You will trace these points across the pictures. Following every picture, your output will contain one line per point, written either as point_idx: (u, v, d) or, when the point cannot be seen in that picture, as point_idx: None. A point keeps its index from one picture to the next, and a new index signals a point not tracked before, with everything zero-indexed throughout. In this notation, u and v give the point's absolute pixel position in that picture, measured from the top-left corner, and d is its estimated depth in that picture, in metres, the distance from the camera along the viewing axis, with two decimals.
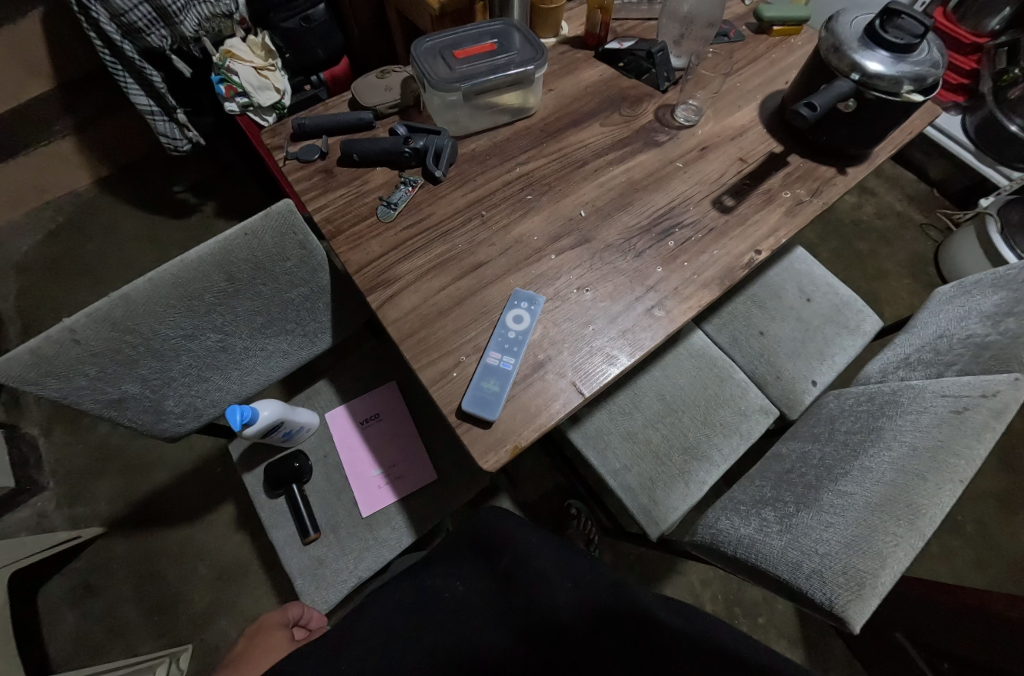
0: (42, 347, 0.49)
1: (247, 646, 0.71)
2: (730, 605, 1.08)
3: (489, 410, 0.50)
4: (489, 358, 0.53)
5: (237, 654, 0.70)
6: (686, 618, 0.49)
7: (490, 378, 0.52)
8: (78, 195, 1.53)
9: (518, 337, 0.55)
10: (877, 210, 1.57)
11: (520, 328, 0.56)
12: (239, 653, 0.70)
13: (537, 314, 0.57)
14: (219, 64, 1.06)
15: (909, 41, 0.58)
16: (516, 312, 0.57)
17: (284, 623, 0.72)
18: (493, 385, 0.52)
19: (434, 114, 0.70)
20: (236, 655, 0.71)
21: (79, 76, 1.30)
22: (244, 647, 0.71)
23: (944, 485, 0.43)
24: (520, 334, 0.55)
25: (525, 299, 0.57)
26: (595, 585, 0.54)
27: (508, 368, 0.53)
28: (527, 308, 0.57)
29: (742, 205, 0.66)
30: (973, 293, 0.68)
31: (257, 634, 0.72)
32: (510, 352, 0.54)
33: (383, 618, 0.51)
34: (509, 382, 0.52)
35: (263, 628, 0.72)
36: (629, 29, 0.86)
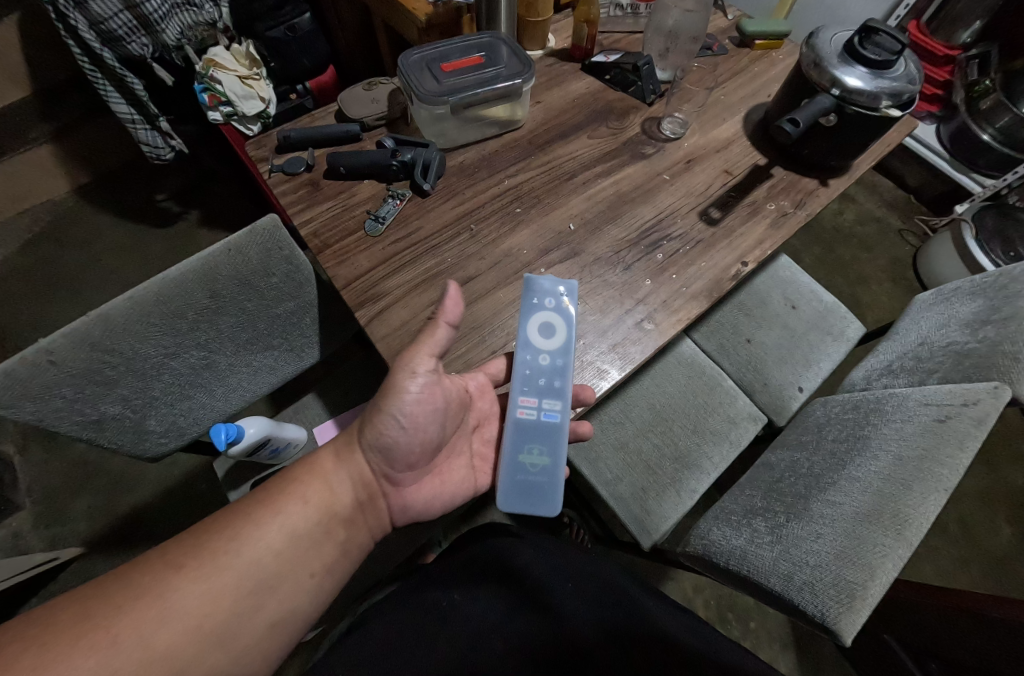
0: (16, 369, 0.47)
1: (438, 467, 0.56)
2: (722, 610, 1.09)
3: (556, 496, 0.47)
4: (517, 415, 0.50)
5: (435, 490, 0.55)
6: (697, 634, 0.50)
7: (531, 437, 0.49)
8: (56, 204, 1.50)
9: (558, 357, 0.51)
10: (857, 216, 1.61)
11: (549, 335, 0.52)
12: (420, 483, 0.54)
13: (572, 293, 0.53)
14: (202, 73, 1.03)
15: (886, 58, 0.59)
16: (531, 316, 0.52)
17: (481, 392, 0.57)
18: (539, 444, 0.49)
19: (421, 126, 0.70)
20: (430, 507, 0.55)
21: (57, 82, 1.28)
22: (450, 504, 0.56)
23: (930, 494, 0.44)
24: (555, 346, 0.51)
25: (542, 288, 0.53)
26: (610, 603, 0.53)
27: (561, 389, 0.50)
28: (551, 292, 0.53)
29: (728, 218, 0.67)
30: (951, 300, 0.70)
31: (450, 463, 0.56)
32: (558, 374, 0.51)
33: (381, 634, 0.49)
34: (566, 396, 0.50)
35: (454, 462, 0.57)
36: (614, 42, 0.87)
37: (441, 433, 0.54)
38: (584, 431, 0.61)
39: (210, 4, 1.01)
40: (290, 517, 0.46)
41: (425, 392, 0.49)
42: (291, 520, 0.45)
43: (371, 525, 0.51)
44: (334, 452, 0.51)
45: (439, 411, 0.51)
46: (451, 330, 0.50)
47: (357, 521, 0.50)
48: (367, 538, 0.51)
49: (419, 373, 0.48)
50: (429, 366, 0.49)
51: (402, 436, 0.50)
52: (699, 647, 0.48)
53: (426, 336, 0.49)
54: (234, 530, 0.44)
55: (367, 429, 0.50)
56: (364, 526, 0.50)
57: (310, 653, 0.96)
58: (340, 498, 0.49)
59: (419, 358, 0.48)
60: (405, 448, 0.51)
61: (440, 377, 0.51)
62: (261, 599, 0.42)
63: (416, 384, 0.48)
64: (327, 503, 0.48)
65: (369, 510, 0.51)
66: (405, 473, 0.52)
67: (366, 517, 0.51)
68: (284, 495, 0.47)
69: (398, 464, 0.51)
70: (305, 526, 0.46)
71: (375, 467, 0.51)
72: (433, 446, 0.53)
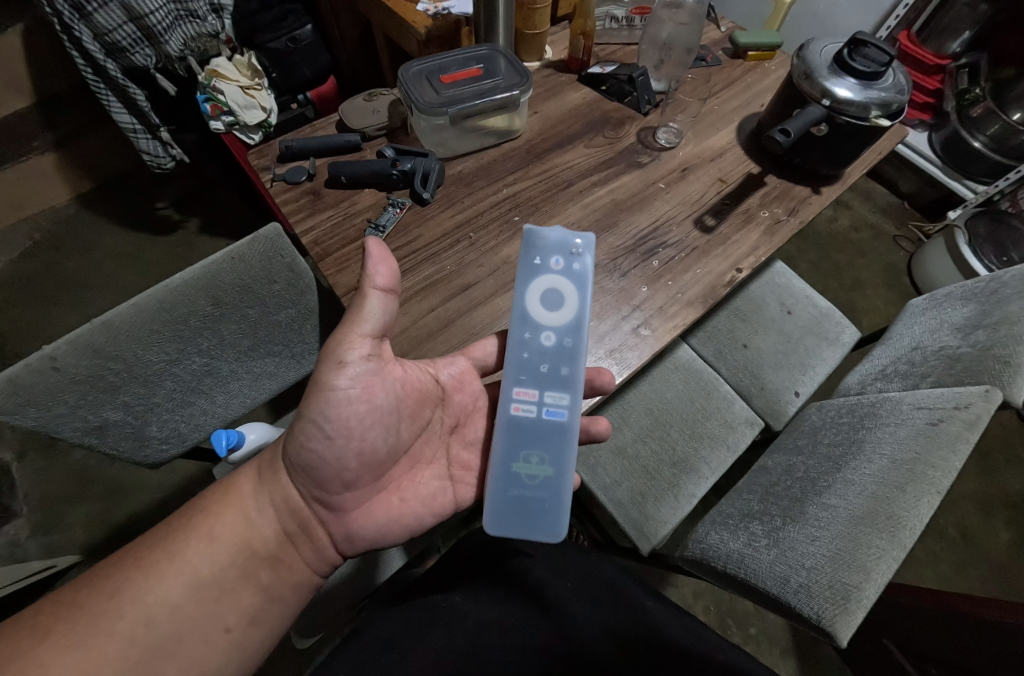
0: (20, 375, 0.47)
1: (397, 481, 0.52)
2: (723, 616, 1.09)
3: (556, 518, 0.45)
4: (512, 412, 0.47)
5: (390, 512, 0.50)
6: (698, 636, 0.51)
7: (527, 436, 0.47)
8: (57, 211, 1.51)
9: (563, 339, 0.49)
10: (852, 222, 1.63)
11: (552, 314, 0.49)
12: (368, 507, 0.50)
13: (587, 259, 0.50)
14: (204, 84, 1.05)
15: (874, 69, 0.61)
16: (536, 285, 0.50)
17: (469, 378, 0.56)
18: (539, 452, 0.47)
19: (421, 136, 0.71)
20: (385, 531, 0.50)
21: (61, 92, 1.29)
22: (416, 526, 0.52)
23: (923, 496, 0.44)
24: (560, 326, 0.49)
25: (552, 250, 0.50)
26: (613, 611, 0.54)
27: (568, 379, 0.48)
28: (562, 254, 0.51)
29: (723, 226, 0.68)
30: (944, 305, 0.71)
31: (417, 474, 0.53)
32: (564, 360, 0.49)
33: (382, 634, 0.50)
34: (568, 388, 0.48)
35: (418, 473, 0.53)
36: (610, 54, 0.89)
37: (397, 440, 0.51)
38: (604, 433, 0.60)
39: (212, 16, 1.04)
40: (194, 559, 0.45)
41: (357, 387, 0.46)
42: (195, 563, 0.44)
43: (298, 559, 0.50)
44: (251, 481, 0.50)
45: (379, 411, 0.48)
46: (383, 296, 0.45)
47: (282, 555, 0.49)
48: (295, 574, 0.49)
49: (343, 368, 0.45)
50: (363, 350, 0.46)
51: (326, 448, 0.46)
52: (700, 647, 0.49)
53: (349, 317, 0.45)
54: (132, 577, 0.42)
55: (285, 451, 0.48)
56: (290, 560, 0.49)
57: (310, 661, 0.95)
58: (258, 532, 0.48)
59: (342, 351, 0.45)
60: (338, 463, 0.47)
61: (377, 370, 0.47)
62: (167, 652, 0.41)
63: (344, 379, 0.45)
64: (241, 539, 0.47)
65: (298, 541, 0.50)
66: (339, 493, 0.48)
67: (297, 548, 0.50)
68: (189, 535, 0.46)
69: (328, 484, 0.48)
70: (213, 568, 0.45)
71: (306, 493, 0.49)
72: (383, 457, 0.50)
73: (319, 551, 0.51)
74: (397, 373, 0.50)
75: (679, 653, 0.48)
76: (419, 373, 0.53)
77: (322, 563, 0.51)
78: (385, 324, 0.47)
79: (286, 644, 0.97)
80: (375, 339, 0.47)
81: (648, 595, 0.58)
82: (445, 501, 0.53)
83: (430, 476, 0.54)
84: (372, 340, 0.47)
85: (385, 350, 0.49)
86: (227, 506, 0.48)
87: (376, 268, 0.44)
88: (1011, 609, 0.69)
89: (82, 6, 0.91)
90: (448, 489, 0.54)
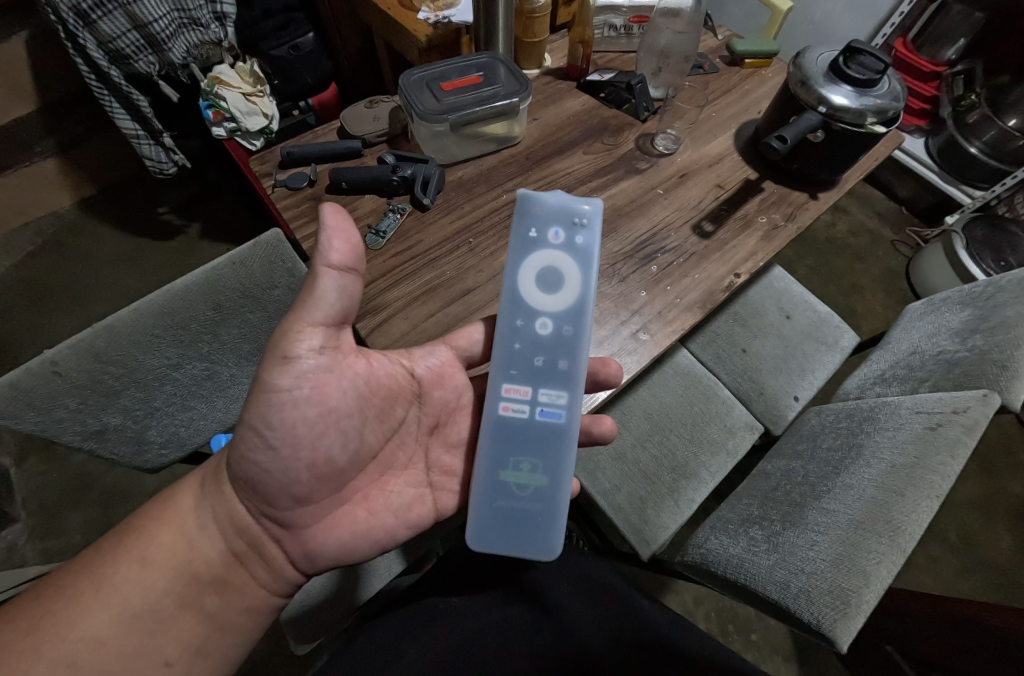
0: (22, 379, 0.47)
1: (365, 490, 0.49)
2: (724, 623, 1.08)
3: (549, 531, 0.44)
4: (501, 411, 0.45)
5: (355, 525, 0.47)
6: (695, 637, 0.51)
7: (518, 435, 0.45)
8: (59, 216, 1.51)
9: (560, 327, 0.47)
10: (850, 227, 1.63)
11: (549, 297, 0.47)
12: (329, 522, 0.46)
13: (591, 235, 0.48)
14: (207, 90, 1.06)
15: (869, 77, 0.62)
16: (532, 263, 0.47)
17: (452, 369, 0.55)
18: (530, 459, 0.45)
19: (422, 143, 0.72)
20: (350, 545, 0.47)
21: (64, 98, 1.30)
22: (389, 538, 0.49)
23: (923, 501, 0.44)
24: (558, 312, 0.47)
25: (552, 223, 0.48)
26: (613, 616, 0.54)
27: (565, 373, 0.46)
28: (563, 226, 0.48)
29: (721, 231, 0.69)
30: (942, 310, 0.71)
31: (389, 479, 0.51)
32: (561, 352, 0.46)
33: (381, 637, 0.50)
34: (564, 382, 0.46)
35: (391, 479, 0.51)
36: (609, 61, 0.90)
37: (361, 450, 0.47)
38: (607, 434, 0.59)
39: (216, 25, 1.03)
40: (125, 589, 0.40)
41: (307, 387, 0.42)
42: (127, 593, 0.40)
43: (248, 580, 0.47)
44: (197, 496, 0.46)
45: (335, 414, 0.44)
46: (339, 277, 0.40)
47: (229, 578, 0.46)
48: (245, 597, 0.46)
49: (290, 367, 0.41)
50: (314, 343, 0.41)
51: (270, 459, 0.42)
52: (698, 649, 0.49)
53: (298, 306, 0.40)
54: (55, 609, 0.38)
55: (229, 462, 0.44)
56: (239, 582, 0.46)
57: (308, 668, 0.95)
58: (202, 554, 0.45)
59: (289, 346, 0.41)
60: (289, 475, 0.43)
61: (333, 366, 0.43)
62: None
63: (290, 378, 0.41)
64: (181, 562, 0.43)
65: (248, 560, 0.47)
66: (291, 508, 0.45)
67: (246, 567, 0.47)
68: (118, 560, 0.41)
69: (278, 500, 0.44)
70: (149, 597, 0.41)
71: (256, 508, 0.45)
72: (345, 466, 0.46)
73: (272, 570, 0.48)
74: (360, 370, 0.47)
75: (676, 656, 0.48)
76: (388, 371, 0.50)
77: (276, 581, 0.48)
78: (344, 312, 0.42)
79: (285, 649, 0.97)
80: (330, 332, 0.43)
81: (648, 599, 0.58)
82: (423, 510, 0.52)
83: (406, 482, 0.52)
84: (325, 332, 0.42)
85: (344, 343, 0.45)
86: (167, 525, 0.44)
87: (329, 243, 0.38)
88: (1012, 615, 0.69)
89: (87, 14, 0.91)
90: (427, 497, 0.52)
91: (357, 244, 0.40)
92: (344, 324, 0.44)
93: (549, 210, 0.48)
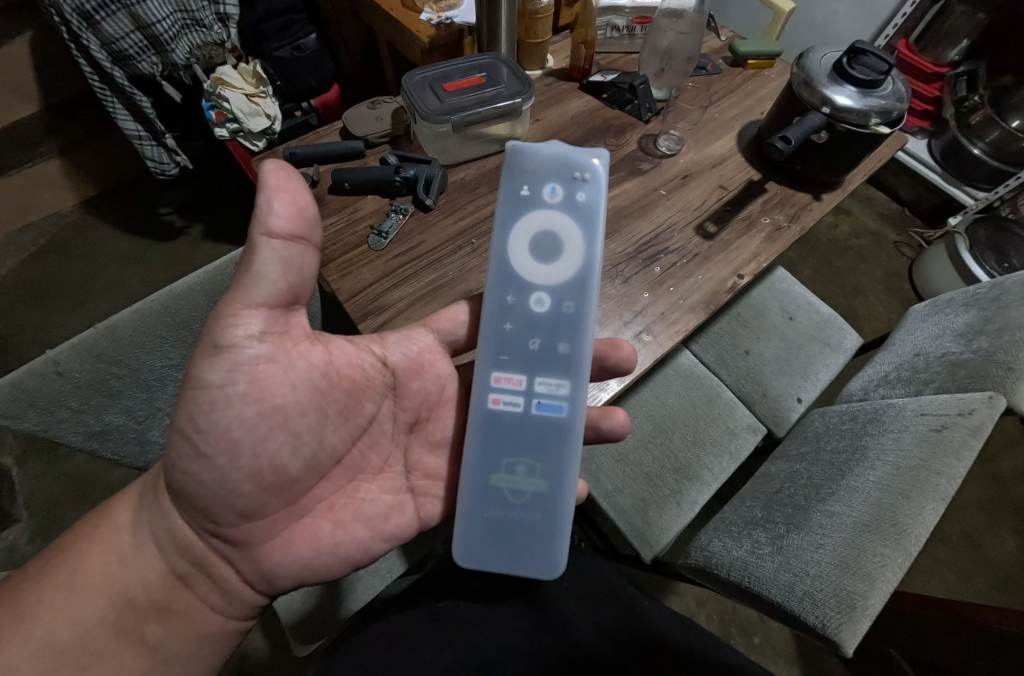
0: (24, 379, 0.47)
1: (330, 499, 0.47)
2: (726, 625, 1.08)
3: (550, 537, 0.43)
4: (490, 404, 0.44)
5: (318, 541, 0.45)
6: (695, 635, 0.51)
7: (509, 427, 0.44)
8: (61, 216, 1.52)
9: (556, 300, 0.44)
10: (853, 229, 1.63)
11: (547, 267, 0.44)
12: (284, 540, 0.44)
13: (594, 192, 0.45)
14: (211, 91, 1.07)
15: (873, 78, 0.62)
16: (525, 228, 0.44)
17: (433, 356, 0.54)
18: (525, 461, 0.44)
19: (424, 143, 0.72)
20: (314, 563, 0.45)
21: (68, 98, 1.30)
22: (379, 536, 0.49)
23: (928, 503, 0.44)
24: (556, 287, 0.44)
25: (548, 180, 0.45)
26: (612, 613, 0.54)
27: (565, 357, 0.44)
28: (562, 182, 0.45)
29: (724, 233, 0.68)
30: (946, 312, 0.71)
31: (356, 487, 0.49)
32: (562, 334, 0.44)
33: (378, 636, 0.50)
34: (563, 368, 0.44)
35: (362, 485, 0.49)
36: (612, 62, 0.89)
37: (315, 457, 0.45)
38: (620, 429, 0.57)
39: (218, 25, 1.04)
40: (50, 619, 0.39)
41: (243, 380, 0.39)
42: (51, 623, 0.39)
43: (196, 603, 0.45)
44: (131, 515, 0.45)
45: (281, 414, 0.41)
46: (281, 246, 0.38)
47: (172, 603, 0.44)
48: (193, 621, 0.45)
49: (223, 357, 0.38)
50: (250, 328, 0.39)
51: (204, 468, 0.40)
52: (699, 646, 0.49)
53: (234, 287, 0.38)
54: None
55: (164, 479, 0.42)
56: (185, 605, 0.45)
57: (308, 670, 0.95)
58: (138, 582, 0.43)
59: (224, 333, 0.38)
60: (231, 487, 0.41)
61: (279, 356, 0.41)
62: None
63: (221, 373, 0.39)
64: (114, 587, 0.42)
65: (194, 581, 0.45)
66: (237, 524, 0.42)
67: (194, 587, 0.45)
68: (44, 589, 0.40)
69: (221, 515, 0.42)
70: (75, 629, 0.40)
71: (197, 526, 0.43)
72: (299, 476, 0.44)
73: (223, 590, 0.46)
74: (317, 361, 0.44)
75: (677, 653, 0.47)
76: (350, 361, 0.47)
77: (231, 603, 0.46)
78: (291, 290, 0.40)
79: (285, 651, 0.97)
80: (273, 315, 0.40)
81: (648, 599, 0.57)
82: (402, 521, 0.50)
83: (381, 488, 0.50)
84: (267, 315, 0.40)
85: (292, 328, 0.42)
86: (101, 546, 0.43)
87: (269, 204, 0.37)
88: (1016, 617, 0.69)
89: (90, 15, 0.91)
90: (407, 505, 0.51)
91: (305, 206, 0.39)
92: (293, 306, 0.41)
93: (545, 164, 0.45)
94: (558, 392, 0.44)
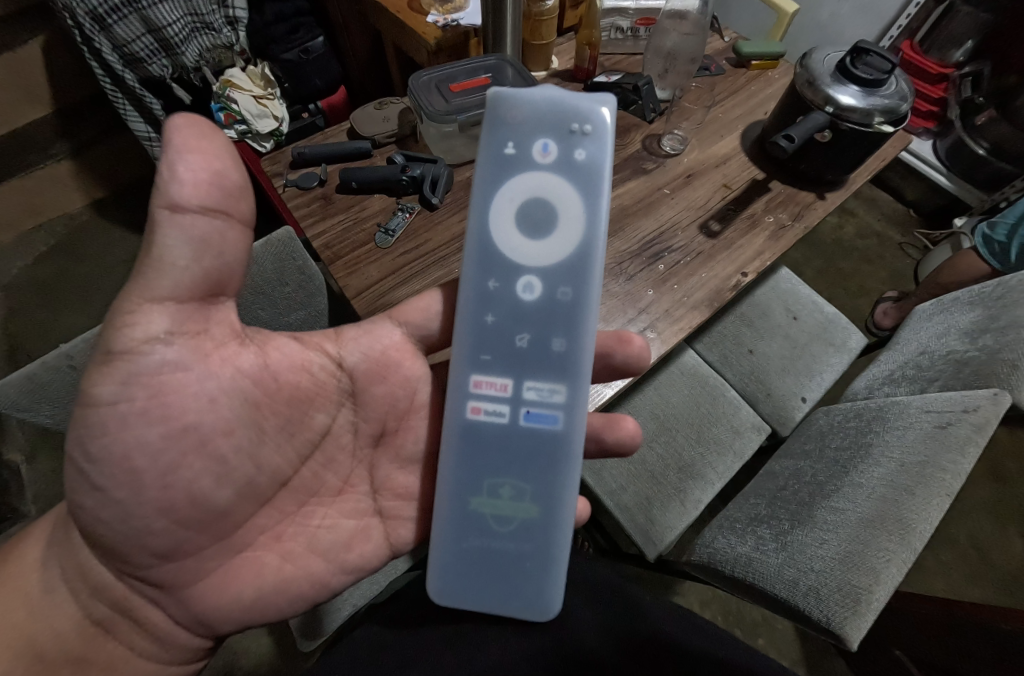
0: (37, 373, 0.48)
1: (275, 529, 0.44)
2: (732, 625, 1.08)
3: (541, 551, 0.43)
4: (471, 411, 0.44)
5: (261, 579, 0.42)
6: (694, 631, 0.51)
7: (488, 433, 0.44)
8: (71, 217, 1.53)
9: (545, 285, 0.44)
10: (858, 230, 1.62)
11: (539, 247, 0.44)
12: (218, 578, 0.41)
13: (593, 148, 0.43)
14: (219, 94, 1.10)
15: (875, 76, 0.62)
16: (513, 199, 0.44)
17: (399, 355, 0.52)
18: (512, 479, 0.44)
19: (431, 143, 0.74)
20: (257, 604, 0.42)
21: (79, 101, 1.32)
22: (364, 537, 0.49)
23: (933, 499, 0.44)
24: (545, 275, 0.44)
25: (539, 139, 0.44)
26: (613, 607, 0.54)
27: (558, 355, 0.44)
28: (554, 144, 0.44)
29: (728, 231, 0.69)
30: (952, 311, 0.71)
31: (308, 513, 0.47)
32: (554, 332, 0.44)
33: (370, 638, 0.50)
34: (553, 368, 0.44)
35: (316, 510, 0.47)
36: (616, 63, 0.90)
37: (251, 483, 0.42)
38: (625, 437, 0.57)
39: (227, 29, 1.08)
40: None
41: (142, 395, 0.36)
42: None
43: (121, 651, 0.43)
44: (57, 545, 0.43)
45: (196, 435, 0.38)
46: (189, 220, 0.34)
47: (90, 653, 0.42)
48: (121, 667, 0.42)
49: (116, 367, 0.35)
50: (157, 326, 0.35)
51: (102, 503, 0.37)
52: (702, 645, 0.49)
53: (136, 275, 0.35)
54: None
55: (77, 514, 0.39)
56: (109, 654, 0.42)
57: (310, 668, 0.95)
58: (55, 626, 0.41)
59: (119, 337, 0.35)
60: (141, 524, 0.38)
61: (190, 362, 0.38)
62: None
63: (115, 387, 0.35)
64: (23, 635, 0.40)
65: (117, 626, 0.43)
66: (155, 566, 0.39)
67: (122, 627, 0.43)
68: None
69: (136, 557, 0.39)
70: None
71: (115, 567, 0.40)
72: (229, 506, 0.41)
73: (152, 636, 0.43)
74: (247, 368, 0.41)
75: (677, 652, 0.47)
76: (291, 364, 0.45)
77: (163, 648, 0.44)
78: (209, 276, 0.36)
79: (289, 647, 0.97)
80: (182, 312, 0.36)
81: (652, 597, 0.58)
82: (365, 548, 0.49)
83: (340, 513, 0.49)
84: (174, 312, 0.36)
85: (212, 327, 0.39)
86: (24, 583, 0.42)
87: (173, 169, 0.33)
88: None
89: (104, 17, 0.93)
90: (372, 528, 0.50)
91: (224, 173, 0.35)
92: (212, 297, 0.38)
93: (534, 120, 0.44)
94: (547, 394, 0.44)
